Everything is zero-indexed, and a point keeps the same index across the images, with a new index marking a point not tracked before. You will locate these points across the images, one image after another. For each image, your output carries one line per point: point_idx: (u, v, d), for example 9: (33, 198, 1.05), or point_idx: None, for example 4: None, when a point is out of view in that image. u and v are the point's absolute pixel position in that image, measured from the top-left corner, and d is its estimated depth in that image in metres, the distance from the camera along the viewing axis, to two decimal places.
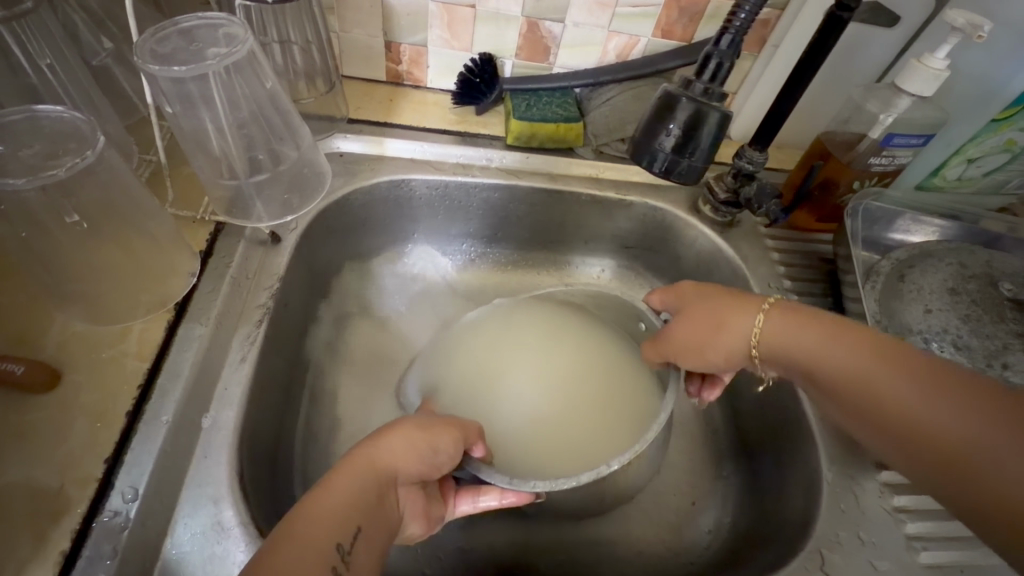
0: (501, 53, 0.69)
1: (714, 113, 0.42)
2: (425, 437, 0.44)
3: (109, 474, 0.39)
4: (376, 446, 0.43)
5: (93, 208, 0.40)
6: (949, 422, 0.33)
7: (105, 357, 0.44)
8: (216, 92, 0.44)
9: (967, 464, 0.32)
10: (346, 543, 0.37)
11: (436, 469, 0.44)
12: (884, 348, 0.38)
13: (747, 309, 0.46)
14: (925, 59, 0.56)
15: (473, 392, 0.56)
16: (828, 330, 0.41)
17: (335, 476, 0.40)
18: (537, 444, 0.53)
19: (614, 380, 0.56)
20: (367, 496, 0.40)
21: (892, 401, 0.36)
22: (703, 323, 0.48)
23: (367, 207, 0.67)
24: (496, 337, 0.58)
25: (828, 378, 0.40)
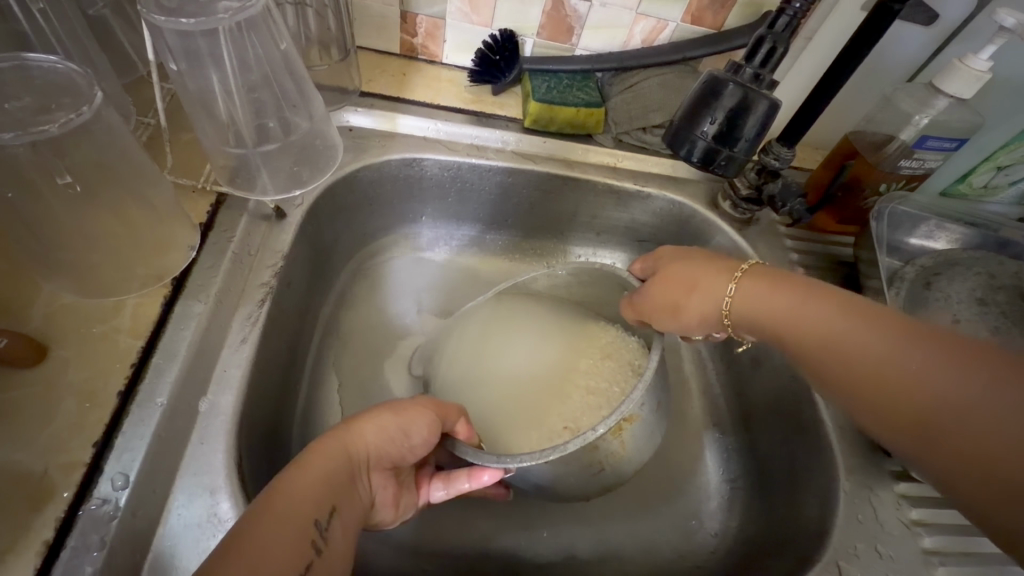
0: (523, 30, 0.65)
1: (762, 100, 0.40)
2: (399, 418, 0.43)
3: (98, 458, 0.36)
4: (353, 429, 0.41)
5: (87, 169, 0.37)
6: (928, 380, 0.31)
7: (96, 333, 0.41)
8: (226, 50, 0.41)
9: (944, 420, 0.30)
10: (324, 520, 0.35)
11: (413, 451, 0.43)
12: (858, 306, 0.37)
13: (721, 271, 0.46)
14: (967, 60, 0.54)
15: (471, 369, 0.57)
16: (799, 294, 0.40)
17: (308, 456, 0.38)
18: (536, 417, 0.53)
19: (603, 353, 0.56)
20: (339, 476, 0.38)
21: (864, 360, 0.34)
22: (679, 287, 0.47)
23: (376, 184, 0.63)
24: (492, 316, 0.60)
25: (801, 343, 0.39)
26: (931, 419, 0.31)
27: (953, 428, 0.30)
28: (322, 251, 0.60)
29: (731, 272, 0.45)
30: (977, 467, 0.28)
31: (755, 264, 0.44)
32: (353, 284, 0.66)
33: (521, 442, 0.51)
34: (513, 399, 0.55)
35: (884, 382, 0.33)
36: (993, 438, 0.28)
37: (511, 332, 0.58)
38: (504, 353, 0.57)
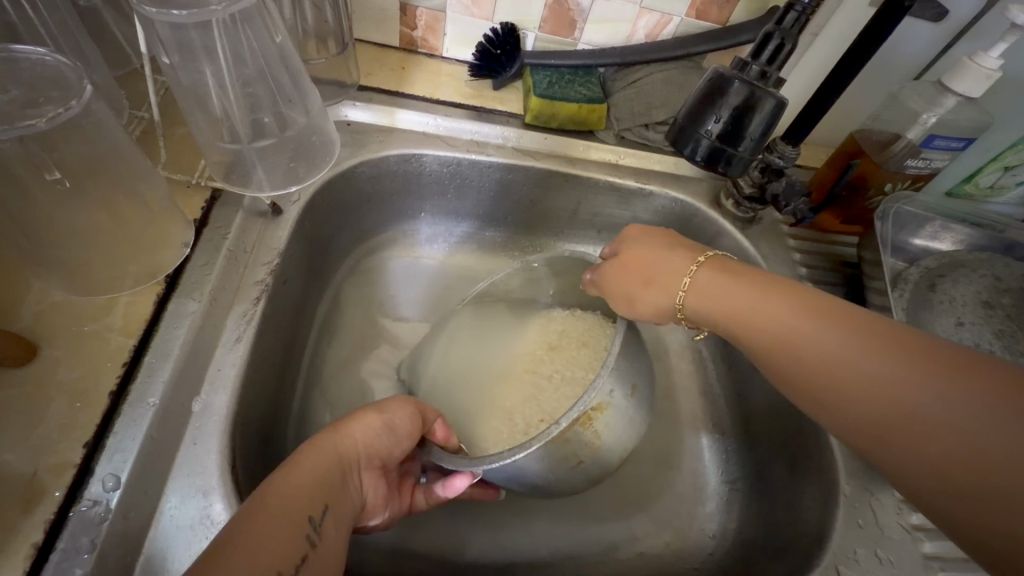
0: (525, 24, 0.64)
1: (770, 99, 0.39)
2: (382, 415, 0.43)
3: (89, 459, 0.36)
4: (344, 428, 0.41)
5: (77, 165, 0.36)
6: (887, 378, 0.32)
7: (87, 331, 0.40)
8: (220, 42, 0.40)
9: (901, 419, 0.31)
10: (317, 517, 0.35)
11: (399, 446, 0.43)
12: (821, 308, 0.37)
13: (682, 261, 0.46)
14: (977, 57, 0.53)
15: (454, 366, 0.58)
16: (755, 289, 0.40)
17: (299, 458, 0.38)
18: (523, 412, 0.53)
19: (579, 343, 0.57)
20: (331, 475, 0.38)
21: (820, 358, 0.35)
22: (635, 277, 0.47)
23: (374, 180, 0.62)
24: (478, 317, 0.61)
25: (754, 339, 0.39)
26: (893, 424, 0.31)
27: (917, 429, 0.30)
28: (319, 248, 0.60)
29: (688, 264, 0.45)
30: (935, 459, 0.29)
31: (713, 255, 0.45)
32: (351, 281, 0.66)
33: (508, 438, 0.51)
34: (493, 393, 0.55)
35: (844, 386, 0.34)
36: (954, 443, 0.29)
37: (496, 332, 0.60)
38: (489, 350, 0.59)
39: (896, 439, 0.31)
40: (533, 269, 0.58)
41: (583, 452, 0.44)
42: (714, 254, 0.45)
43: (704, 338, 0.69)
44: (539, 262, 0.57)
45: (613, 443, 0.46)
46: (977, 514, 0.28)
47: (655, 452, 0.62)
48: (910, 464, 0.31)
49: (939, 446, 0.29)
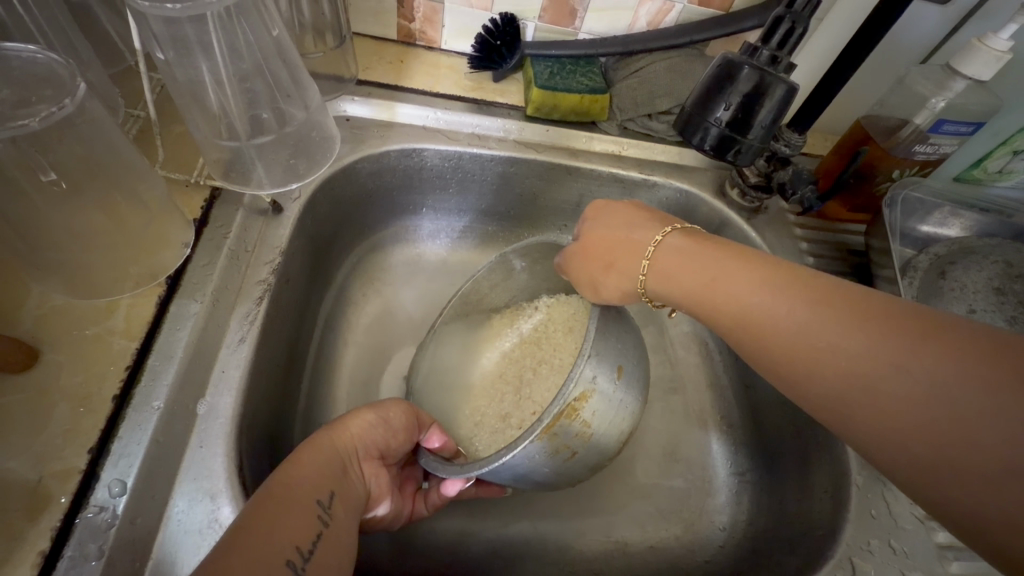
0: (524, 14, 0.63)
1: (782, 85, 0.37)
2: (374, 410, 0.43)
3: (94, 465, 0.35)
4: (341, 423, 0.41)
5: (73, 165, 0.36)
6: (852, 352, 0.31)
7: (90, 335, 0.40)
8: (215, 37, 0.39)
9: (869, 394, 0.30)
10: (325, 500, 0.36)
11: (395, 438, 0.43)
12: (792, 283, 0.35)
13: (647, 242, 0.44)
14: (987, 40, 0.52)
15: (456, 369, 0.57)
16: (719, 265, 0.39)
17: (296, 453, 0.38)
18: (525, 405, 0.53)
19: (565, 328, 0.57)
20: (332, 466, 0.38)
21: (785, 336, 0.34)
22: (595, 263, 0.46)
23: (374, 176, 0.61)
24: (477, 315, 0.60)
25: (719, 320, 0.38)
26: (874, 403, 0.30)
27: (888, 405, 0.29)
28: (322, 246, 0.59)
29: (646, 244, 0.44)
30: (909, 437, 0.28)
31: (674, 229, 0.44)
32: (354, 278, 0.65)
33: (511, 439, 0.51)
34: (500, 393, 0.56)
35: (820, 367, 0.32)
36: (939, 421, 0.27)
37: (500, 332, 0.60)
38: (490, 346, 0.59)
39: (865, 417, 0.30)
40: (528, 264, 0.57)
41: (573, 443, 0.43)
42: (676, 226, 0.44)
43: (711, 330, 0.69)
44: (524, 256, 0.56)
45: (605, 429, 0.44)
46: (973, 496, 0.26)
47: (663, 446, 0.62)
48: (897, 447, 0.29)
49: (924, 423, 0.28)
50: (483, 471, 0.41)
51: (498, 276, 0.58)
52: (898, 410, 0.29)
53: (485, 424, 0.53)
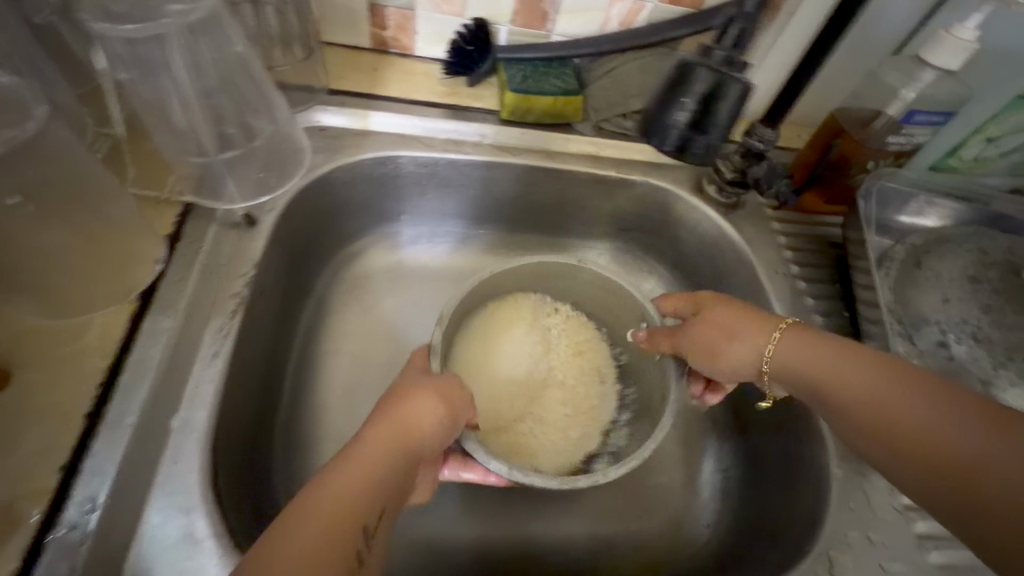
0: (496, 18, 0.64)
1: (732, 86, 0.40)
2: (436, 390, 0.42)
3: (66, 483, 0.35)
4: (414, 416, 0.39)
5: (39, 186, 0.36)
6: (870, 389, 0.36)
7: (61, 354, 0.40)
8: (177, 56, 0.39)
9: (889, 422, 0.35)
10: (375, 520, 0.32)
11: (451, 434, 0.41)
12: (853, 350, 0.39)
13: (755, 333, 0.43)
14: (955, 30, 0.52)
15: (484, 360, 0.58)
16: (755, 327, 0.43)
17: (366, 428, 0.37)
18: (545, 425, 0.56)
19: (576, 349, 0.61)
20: (400, 465, 0.35)
21: (829, 368, 0.39)
22: (659, 338, 0.49)
23: (350, 185, 0.62)
24: (481, 308, 0.59)
25: (764, 370, 0.43)
26: (923, 444, 0.33)
27: (906, 433, 0.34)
28: (298, 256, 0.59)
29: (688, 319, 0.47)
30: (925, 459, 0.33)
31: (708, 299, 0.47)
32: (333, 287, 0.65)
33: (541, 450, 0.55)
34: (511, 395, 0.57)
35: (879, 421, 0.36)
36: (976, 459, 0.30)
37: (512, 322, 0.60)
38: (497, 344, 0.59)
39: (887, 440, 0.35)
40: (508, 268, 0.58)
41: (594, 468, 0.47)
42: (705, 298, 0.47)
43: None
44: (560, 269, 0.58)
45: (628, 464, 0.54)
46: (996, 524, 0.29)
47: None
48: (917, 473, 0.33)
49: (967, 468, 0.31)
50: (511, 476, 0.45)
51: (514, 269, 0.57)
52: (941, 462, 0.32)
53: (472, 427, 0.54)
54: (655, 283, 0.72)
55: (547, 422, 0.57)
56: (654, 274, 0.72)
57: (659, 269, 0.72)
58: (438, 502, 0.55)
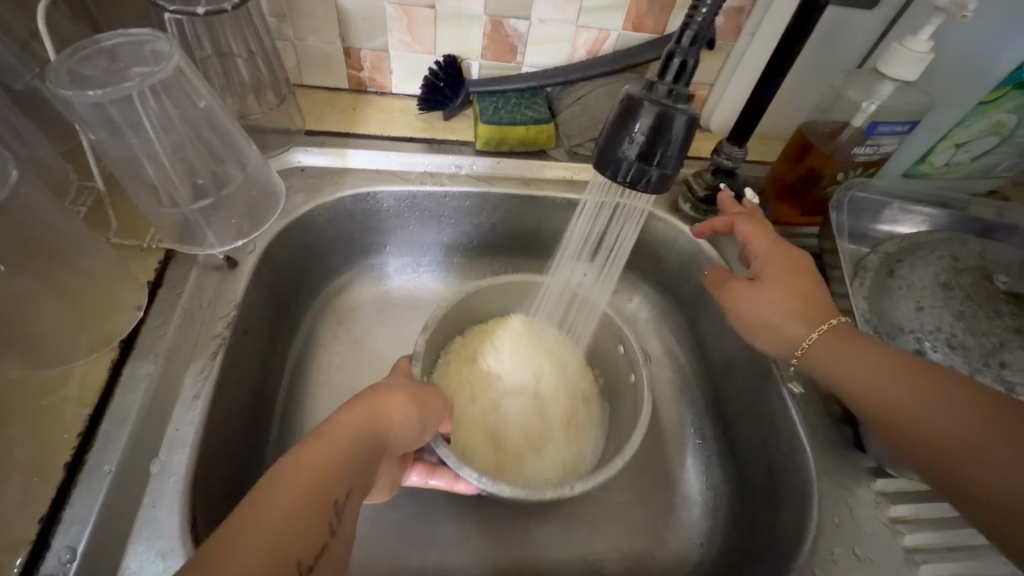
0: (466, 54, 0.66)
1: (680, 116, 0.38)
2: (410, 391, 0.44)
3: (45, 534, 0.36)
4: (383, 408, 0.41)
5: (15, 247, 0.37)
6: (944, 419, 0.36)
7: (43, 405, 0.41)
8: (143, 116, 0.41)
9: (951, 452, 0.35)
10: (341, 503, 0.35)
11: (421, 437, 0.43)
12: (902, 364, 0.40)
13: (799, 323, 0.45)
14: (908, 42, 0.53)
15: (470, 364, 0.60)
16: (876, 354, 0.41)
17: (341, 414, 0.39)
18: (516, 428, 0.57)
19: (560, 367, 0.62)
20: (363, 453, 0.38)
21: (905, 403, 0.38)
22: (761, 313, 0.47)
23: (333, 222, 0.63)
24: (470, 324, 0.63)
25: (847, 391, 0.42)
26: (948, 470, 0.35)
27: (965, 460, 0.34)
28: (284, 293, 0.60)
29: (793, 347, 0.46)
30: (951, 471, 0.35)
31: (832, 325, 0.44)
32: (320, 320, 0.65)
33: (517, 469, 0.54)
34: (493, 402, 0.58)
35: (919, 426, 0.37)
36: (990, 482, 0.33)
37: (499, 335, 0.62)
38: (485, 357, 0.61)
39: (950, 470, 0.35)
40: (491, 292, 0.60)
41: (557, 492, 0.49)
42: (830, 322, 0.44)
43: (680, 341, 0.68)
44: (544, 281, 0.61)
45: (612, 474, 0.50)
46: (979, 487, 0.33)
47: (638, 464, 0.62)
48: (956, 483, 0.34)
49: (989, 472, 0.33)
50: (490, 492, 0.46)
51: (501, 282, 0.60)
52: (960, 465, 0.34)
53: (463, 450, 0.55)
54: (641, 301, 0.72)
55: (526, 435, 0.57)
56: (639, 291, 0.72)
57: (643, 287, 0.72)
58: (427, 533, 0.55)
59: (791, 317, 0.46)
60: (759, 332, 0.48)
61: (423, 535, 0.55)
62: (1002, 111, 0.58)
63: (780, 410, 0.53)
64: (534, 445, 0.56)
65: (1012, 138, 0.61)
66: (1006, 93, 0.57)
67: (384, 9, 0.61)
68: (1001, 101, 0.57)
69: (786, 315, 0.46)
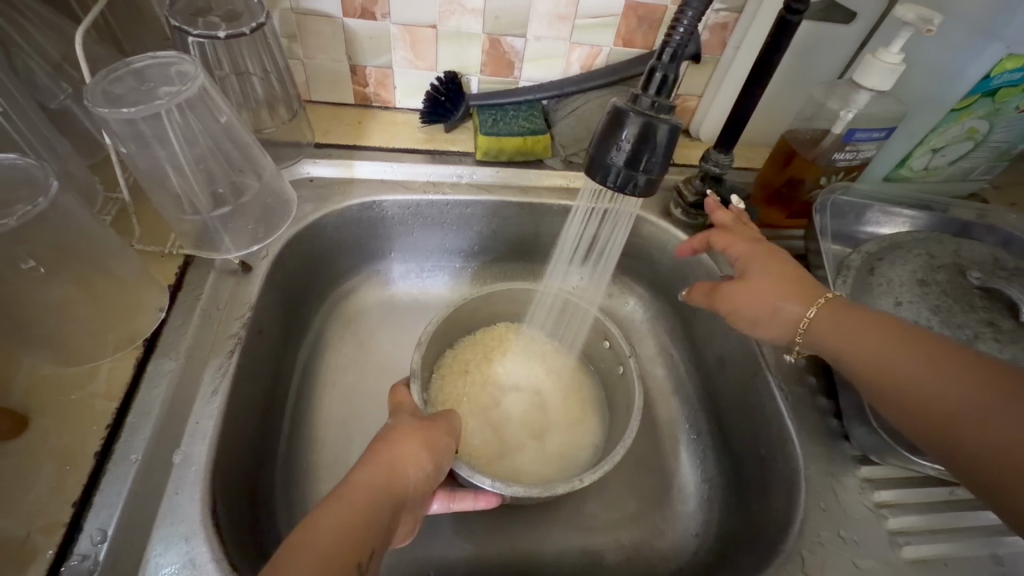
0: (466, 70, 0.70)
1: (663, 126, 0.42)
2: (421, 432, 0.46)
3: (77, 517, 0.39)
4: (400, 457, 0.43)
5: (53, 252, 0.41)
6: (950, 390, 0.35)
7: (73, 399, 0.44)
8: (171, 130, 0.45)
9: (959, 424, 0.35)
10: (365, 560, 0.35)
11: (433, 484, 0.45)
12: (904, 332, 0.39)
13: (795, 300, 0.44)
14: (879, 54, 0.56)
15: (466, 371, 0.63)
16: (880, 327, 0.40)
17: (357, 471, 0.41)
18: (517, 426, 0.60)
19: (555, 373, 0.65)
20: (383, 506, 0.39)
21: (910, 376, 0.37)
22: (760, 299, 0.46)
23: (340, 230, 0.66)
24: (460, 338, 0.65)
25: (850, 364, 0.42)
26: (953, 438, 0.35)
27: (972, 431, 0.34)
28: (294, 297, 0.62)
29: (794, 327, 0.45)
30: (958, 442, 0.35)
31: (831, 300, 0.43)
32: (328, 324, 0.68)
33: (519, 466, 0.57)
34: (492, 404, 0.61)
35: (923, 395, 0.37)
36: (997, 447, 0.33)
37: (494, 343, 0.65)
38: (479, 368, 0.63)
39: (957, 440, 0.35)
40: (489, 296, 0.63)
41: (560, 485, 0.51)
42: (828, 297, 0.44)
43: (675, 340, 0.71)
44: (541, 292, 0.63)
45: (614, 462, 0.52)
46: (988, 458, 0.33)
47: (635, 458, 0.64)
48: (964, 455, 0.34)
49: (1000, 441, 0.32)
50: (504, 492, 0.49)
51: (499, 293, 0.63)
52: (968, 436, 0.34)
53: (467, 445, 0.57)
54: (636, 302, 0.75)
55: (527, 434, 0.59)
56: (634, 293, 0.75)
57: (638, 288, 0.75)
58: (432, 525, 0.57)
59: (786, 298, 0.45)
60: (759, 321, 0.46)
61: (427, 527, 0.57)
62: (974, 117, 0.61)
63: (768, 403, 0.56)
64: (533, 438, 0.59)
65: (985, 143, 0.64)
66: (977, 101, 0.59)
67: (388, 29, 0.65)
68: (972, 108, 0.60)
69: (782, 296, 0.45)
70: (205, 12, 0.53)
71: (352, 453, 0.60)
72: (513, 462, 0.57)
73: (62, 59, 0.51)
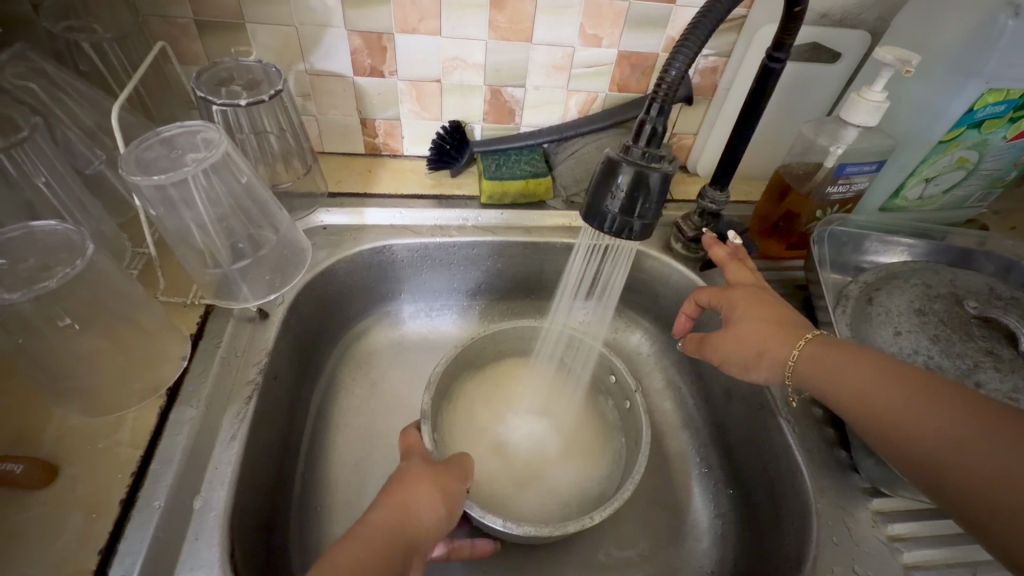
0: (469, 119, 0.74)
1: (654, 174, 0.44)
2: (434, 477, 0.47)
3: (103, 565, 0.41)
4: (414, 504, 0.44)
5: (88, 309, 0.43)
6: (939, 424, 0.36)
7: (100, 447, 0.46)
8: (197, 194, 0.48)
9: (949, 456, 0.35)
10: None
11: (447, 529, 0.45)
12: (887, 367, 0.40)
13: (780, 340, 0.46)
14: (864, 93, 0.58)
15: (474, 410, 0.64)
16: (863, 362, 0.41)
17: (372, 512, 0.43)
18: (527, 460, 0.61)
19: (564, 408, 0.66)
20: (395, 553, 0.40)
21: (895, 410, 0.38)
22: (746, 343, 0.47)
23: (353, 274, 0.69)
24: (471, 375, 0.66)
25: (838, 402, 0.42)
26: (940, 469, 0.35)
27: (960, 464, 0.34)
28: (308, 341, 0.65)
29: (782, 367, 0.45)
30: (949, 476, 0.35)
31: (816, 338, 0.44)
32: (341, 365, 0.70)
33: (531, 504, 0.57)
34: (501, 443, 0.62)
35: (909, 430, 0.37)
36: (985, 479, 0.33)
37: (502, 379, 0.67)
38: (490, 407, 0.65)
39: (950, 475, 0.35)
40: (497, 334, 0.64)
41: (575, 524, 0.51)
42: (813, 333, 0.45)
43: (681, 374, 0.72)
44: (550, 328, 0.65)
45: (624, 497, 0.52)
46: (984, 494, 0.33)
47: (646, 493, 0.64)
48: (957, 488, 0.34)
49: (989, 473, 0.33)
50: (510, 531, 0.49)
51: (508, 331, 0.65)
52: (961, 469, 0.34)
53: (478, 483, 0.58)
54: (641, 336, 0.76)
55: (538, 471, 0.60)
56: (639, 327, 0.76)
57: (643, 322, 0.76)
58: (444, 566, 0.57)
59: (771, 339, 0.46)
60: (748, 365, 0.48)
61: (441, 568, 0.57)
62: (963, 148, 0.63)
63: (776, 435, 0.56)
64: (543, 475, 0.60)
65: (976, 171, 0.66)
66: (963, 132, 0.61)
67: (395, 85, 0.69)
68: (959, 140, 0.62)
69: (766, 337, 0.46)
70: (228, 82, 0.58)
71: (364, 495, 0.61)
72: (524, 502, 0.57)
73: (96, 126, 0.55)
